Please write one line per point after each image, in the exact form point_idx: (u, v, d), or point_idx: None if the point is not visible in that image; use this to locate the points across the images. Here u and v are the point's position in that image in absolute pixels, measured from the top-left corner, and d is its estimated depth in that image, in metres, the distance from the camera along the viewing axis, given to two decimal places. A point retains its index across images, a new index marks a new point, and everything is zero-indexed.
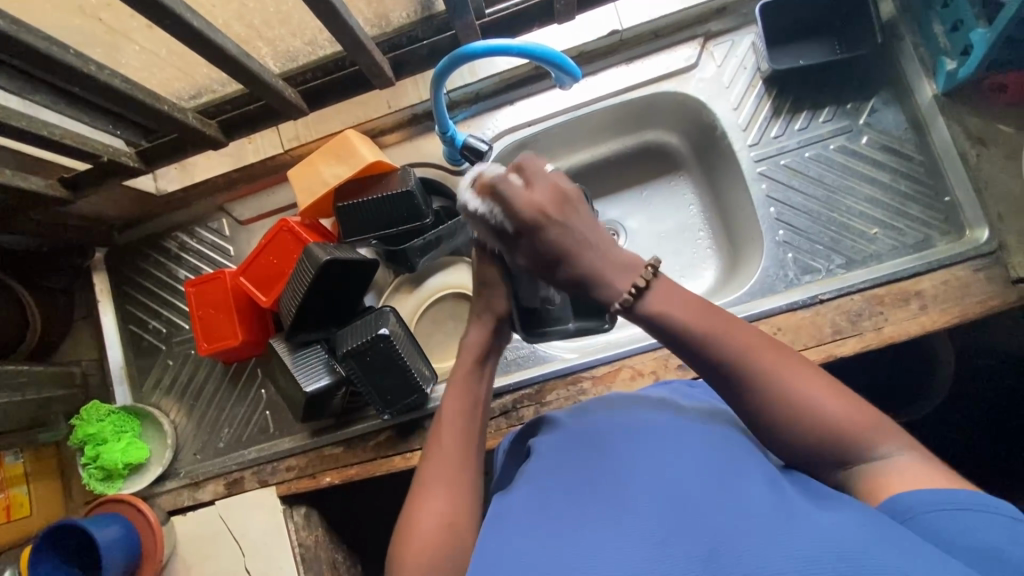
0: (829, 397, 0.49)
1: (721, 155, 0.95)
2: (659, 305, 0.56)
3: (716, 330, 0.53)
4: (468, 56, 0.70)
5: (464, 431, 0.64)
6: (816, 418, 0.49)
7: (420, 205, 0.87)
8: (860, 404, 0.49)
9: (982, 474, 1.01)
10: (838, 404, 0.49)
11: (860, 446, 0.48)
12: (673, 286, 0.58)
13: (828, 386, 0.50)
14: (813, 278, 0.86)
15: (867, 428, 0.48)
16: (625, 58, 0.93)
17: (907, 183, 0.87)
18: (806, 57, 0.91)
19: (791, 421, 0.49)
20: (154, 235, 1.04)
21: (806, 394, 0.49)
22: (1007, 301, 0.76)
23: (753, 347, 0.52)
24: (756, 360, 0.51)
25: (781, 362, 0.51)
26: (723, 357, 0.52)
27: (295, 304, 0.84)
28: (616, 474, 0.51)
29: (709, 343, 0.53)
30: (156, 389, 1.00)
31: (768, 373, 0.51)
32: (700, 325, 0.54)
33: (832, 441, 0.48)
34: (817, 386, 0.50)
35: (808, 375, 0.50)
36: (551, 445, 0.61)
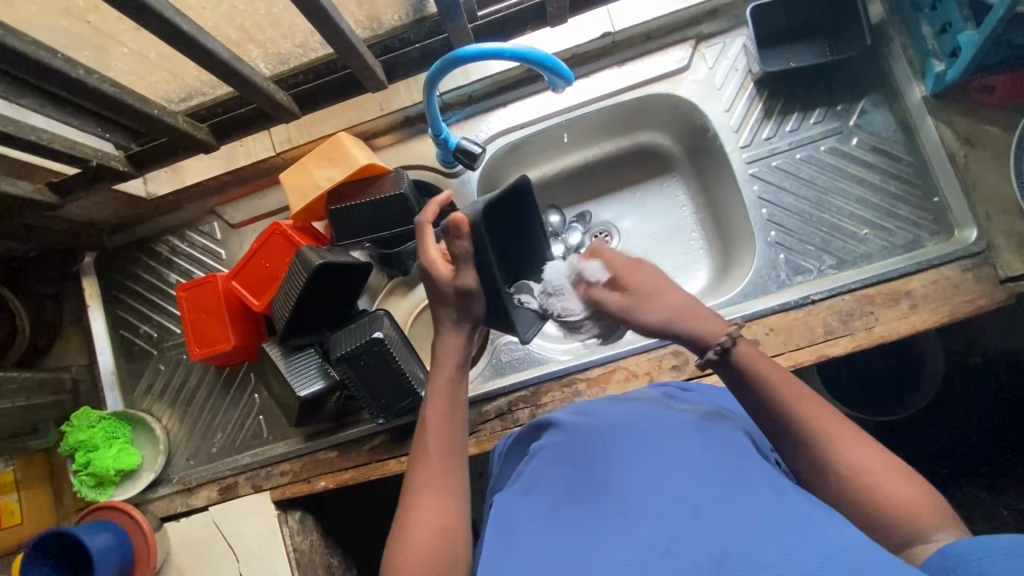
0: (888, 476, 0.49)
1: (713, 157, 0.96)
2: (749, 364, 0.57)
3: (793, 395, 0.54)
4: (460, 59, 0.70)
5: (449, 435, 0.61)
6: (871, 488, 0.49)
7: (413, 207, 0.87)
8: (917, 481, 0.49)
9: (971, 471, 1.02)
10: (901, 484, 0.49)
11: (909, 519, 0.47)
12: (755, 354, 0.58)
13: (877, 454, 0.50)
14: (804, 278, 0.87)
15: (924, 508, 0.47)
16: (618, 60, 0.93)
17: (897, 184, 0.88)
18: (796, 59, 0.91)
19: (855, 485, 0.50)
20: (145, 239, 1.03)
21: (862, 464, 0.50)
22: (995, 300, 0.77)
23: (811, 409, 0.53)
24: (821, 424, 0.52)
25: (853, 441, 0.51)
26: (794, 417, 0.53)
27: (288, 308, 0.84)
28: (614, 481, 0.51)
29: (783, 408, 0.54)
30: (148, 395, 1.00)
31: (825, 440, 0.52)
32: (781, 387, 0.54)
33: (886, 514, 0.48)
34: (874, 455, 0.50)
35: (865, 449, 0.51)
36: (548, 453, 0.61)
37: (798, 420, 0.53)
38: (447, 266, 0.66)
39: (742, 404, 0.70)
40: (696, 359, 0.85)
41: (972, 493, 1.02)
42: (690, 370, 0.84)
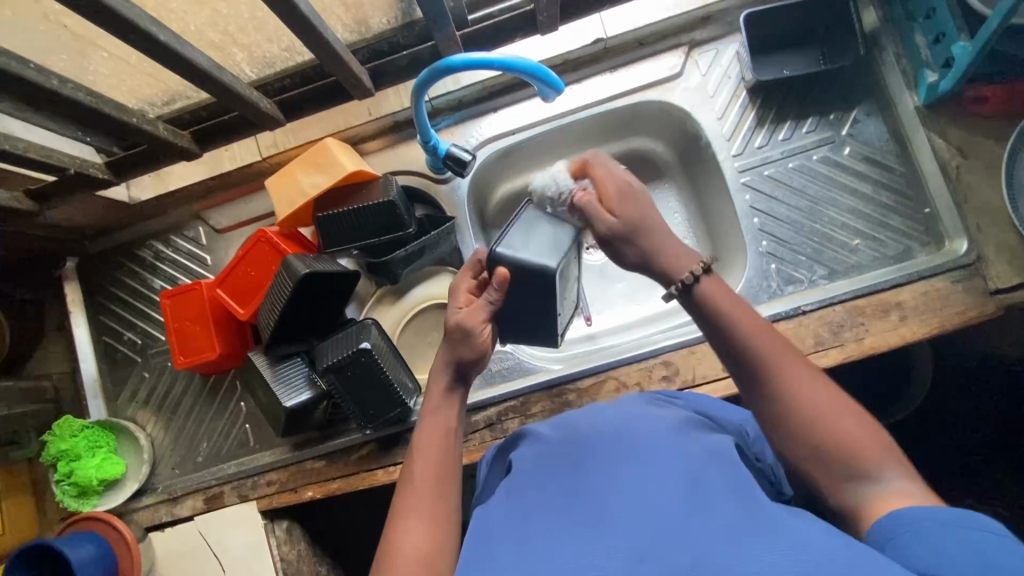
0: (846, 418, 0.51)
1: (705, 165, 0.95)
2: (716, 297, 0.56)
3: (756, 332, 0.55)
4: (448, 68, 0.69)
5: (441, 448, 0.61)
6: (827, 425, 0.50)
7: (402, 214, 0.86)
8: (874, 428, 0.51)
9: (959, 479, 1.03)
10: (852, 425, 0.50)
11: (863, 462, 0.49)
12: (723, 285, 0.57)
13: (832, 398, 0.52)
14: (795, 288, 0.87)
15: (876, 450, 0.49)
16: (611, 65, 0.92)
17: (888, 194, 0.87)
18: (790, 66, 0.91)
19: (802, 425, 0.51)
20: (129, 244, 1.01)
21: (814, 397, 0.52)
22: (985, 313, 0.77)
23: (771, 349, 0.54)
24: (780, 359, 0.53)
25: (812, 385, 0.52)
26: (746, 356, 0.54)
27: (274, 318, 0.82)
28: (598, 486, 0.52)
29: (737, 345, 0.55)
30: (132, 402, 0.98)
31: (780, 380, 0.53)
32: (740, 320, 0.55)
33: (839, 455, 0.49)
34: (831, 400, 0.52)
35: (823, 388, 0.52)
36: (534, 456, 0.61)
37: (751, 348, 0.54)
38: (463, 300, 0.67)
39: (731, 412, 0.70)
40: (686, 370, 0.85)
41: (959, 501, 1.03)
42: (680, 380, 0.84)
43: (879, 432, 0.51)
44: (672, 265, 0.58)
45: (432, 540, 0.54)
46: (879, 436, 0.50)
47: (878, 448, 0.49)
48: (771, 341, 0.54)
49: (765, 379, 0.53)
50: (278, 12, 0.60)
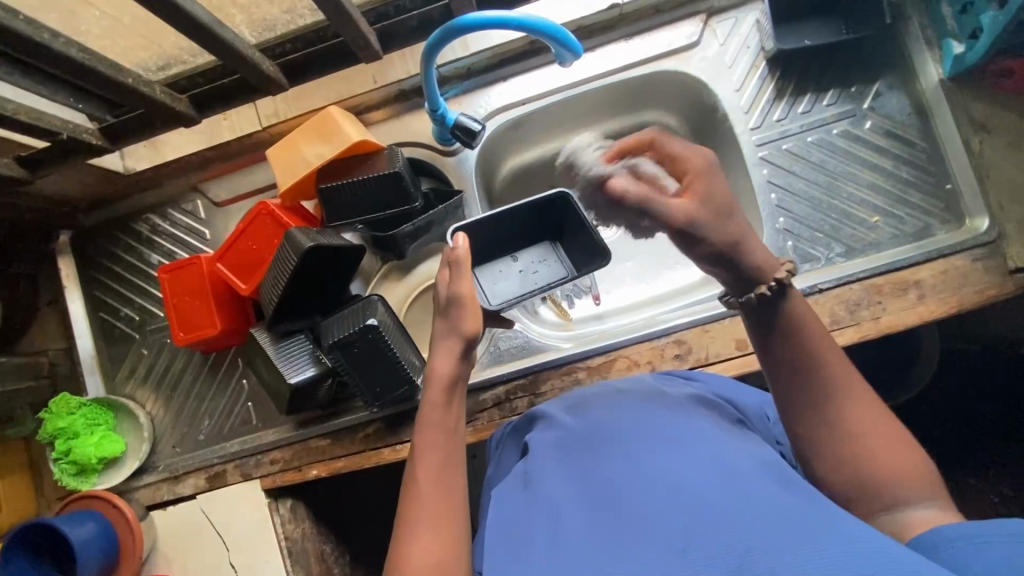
0: (888, 446, 0.50)
1: (721, 138, 0.92)
2: (791, 310, 0.55)
3: (839, 367, 0.54)
4: (461, 28, 0.64)
5: (446, 416, 0.61)
6: (876, 459, 0.50)
7: (409, 187, 0.83)
8: (915, 457, 0.50)
9: (960, 461, 1.04)
10: (899, 459, 0.50)
11: (894, 490, 0.49)
12: (794, 302, 0.56)
13: (891, 433, 0.51)
14: (812, 266, 0.85)
15: (917, 480, 0.49)
16: (626, 34, 0.88)
17: (909, 170, 0.85)
18: (812, 36, 0.86)
19: (850, 456, 0.51)
20: (125, 217, 0.98)
21: (874, 427, 0.51)
22: (1005, 292, 0.76)
23: (832, 365, 0.54)
24: (845, 386, 0.53)
25: (862, 407, 0.52)
26: (806, 364, 0.54)
27: (276, 293, 0.80)
28: (624, 480, 0.48)
29: (803, 358, 0.54)
30: (130, 380, 0.96)
31: (828, 396, 0.53)
32: (806, 333, 0.55)
33: (872, 482, 0.50)
34: (880, 428, 0.51)
35: (870, 412, 0.52)
36: (553, 443, 0.58)
37: (812, 359, 0.54)
38: (447, 273, 0.67)
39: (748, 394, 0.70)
40: (699, 348, 0.84)
41: (964, 481, 1.03)
42: (693, 359, 0.83)
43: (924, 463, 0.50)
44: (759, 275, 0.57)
45: (444, 540, 0.52)
46: (921, 466, 0.50)
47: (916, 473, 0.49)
48: (838, 363, 0.54)
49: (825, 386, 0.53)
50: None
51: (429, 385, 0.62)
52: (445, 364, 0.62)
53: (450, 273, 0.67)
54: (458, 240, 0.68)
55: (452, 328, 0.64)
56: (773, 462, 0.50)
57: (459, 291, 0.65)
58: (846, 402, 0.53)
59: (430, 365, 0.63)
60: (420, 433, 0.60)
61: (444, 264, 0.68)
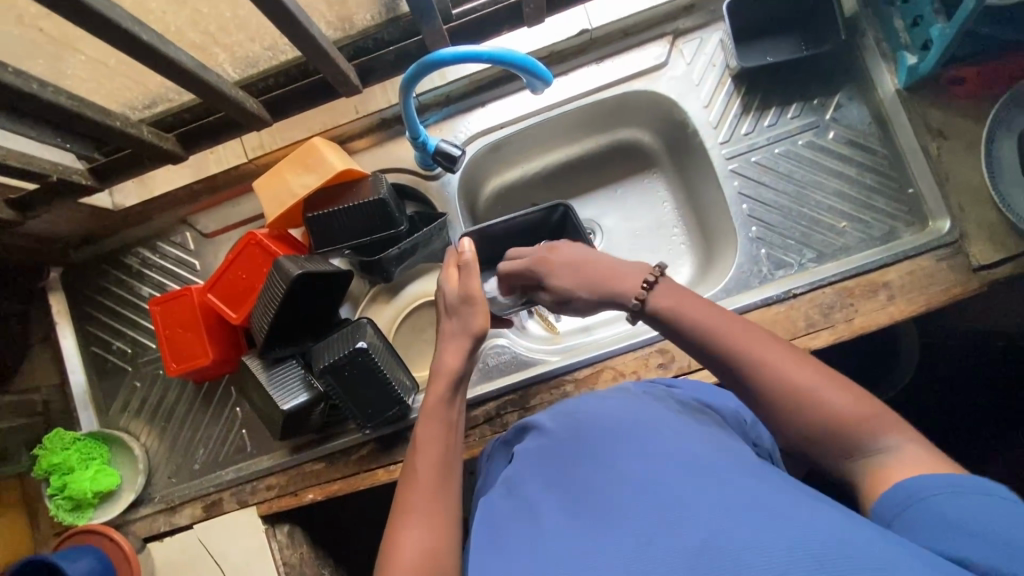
0: (832, 392, 0.51)
1: (693, 152, 0.96)
2: (667, 301, 0.60)
3: (730, 326, 0.57)
4: (436, 63, 0.67)
5: (444, 415, 0.65)
6: (826, 411, 0.51)
7: (393, 212, 0.86)
8: (861, 396, 0.51)
9: (943, 454, 1.07)
10: (835, 394, 0.51)
11: (860, 437, 0.49)
12: (678, 288, 0.61)
13: (828, 379, 0.52)
14: (785, 272, 0.88)
15: (866, 413, 0.50)
16: (597, 57, 0.92)
17: (873, 176, 0.89)
18: (773, 53, 0.91)
19: (802, 416, 0.52)
20: (115, 251, 0.99)
21: (798, 376, 0.53)
22: (969, 289, 0.80)
23: (745, 339, 0.56)
24: (762, 353, 0.55)
25: (788, 363, 0.54)
26: (714, 344, 0.57)
27: (267, 322, 0.82)
28: (601, 482, 0.51)
29: (711, 338, 0.57)
30: (124, 413, 0.97)
31: (758, 363, 0.54)
32: (704, 319, 0.58)
33: (832, 433, 0.50)
34: (822, 380, 0.52)
35: (805, 368, 0.53)
36: (536, 451, 0.61)
37: (717, 336, 0.57)
38: (454, 277, 0.72)
39: (729, 397, 0.72)
40: (682, 357, 0.86)
41: None
42: (676, 367, 0.85)
43: (866, 398, 0.51)
44: (628, 285, 0.62)
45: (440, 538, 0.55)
46: (867, 403, 0.51)
47: (870, 412, 0.50)
48: (745, 331, 0.56)
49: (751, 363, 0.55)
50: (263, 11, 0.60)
51: (435, 379, 0.67)
52: (452, 365, 0.67)
53: (459, 276, 0.71)
54: (464, 243, 0.73)
55: (464, 328, 0.69)
56: (743, 457, 0.52)
57: (471, 291, 0.69)
58: (760, 352, 0.54)
59: (437, 360, 0.68)
60: (418, 439, 0.64)
61: (451, 266, 0.73)
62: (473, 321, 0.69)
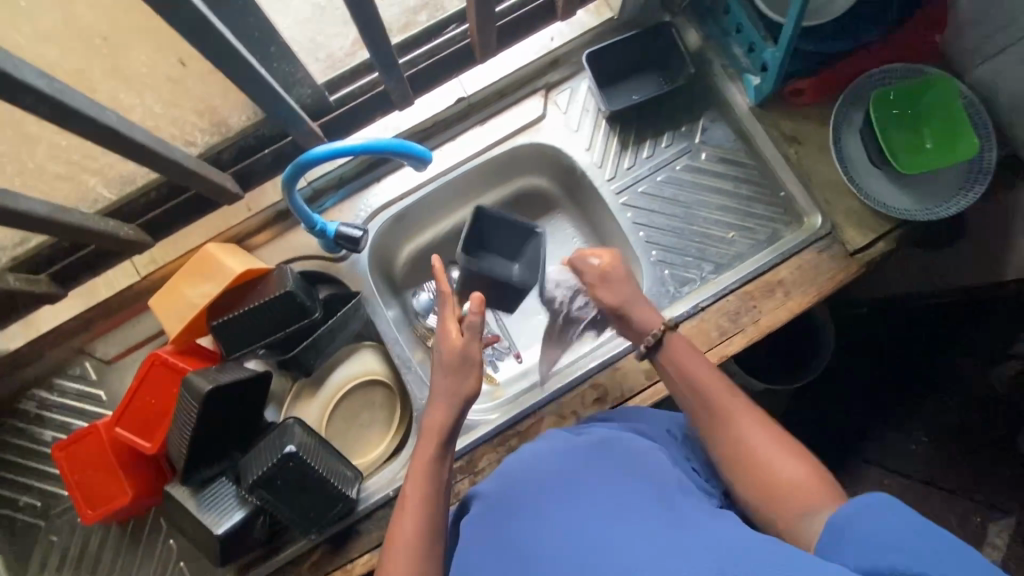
0: (787, 457, 0.62)
1: (586, 191, 1.01)
2: (670, 358, 0.74)
3: (710, 382, 0.70)
4: (310, 162, 0.68)
5: (432, 478, 0.67)
6: (778, 471, 0.61)
7: (305, 302, 0.84)
8: (815, 471, 0.61)
9: (871, 417, 1.15)
10: (792, 465, 0.61)
11: (803, 501, 0.59)
12: (682, 343, 0.75)
13: (787, 448, 0.63)
14: (691, 288, 0.93)
15: (815, 487, 0.59)
16: (479, 119, 0.96)
17: (748, 187, 0.96)
18: (638, 91, 0.99)
19: (755, 474, 0.63)
20: (6, 399, 0.91)
21: (763, 445, 0.64)
22: (849, 273, 0.88)
23: (720, 394, 0.68)
24: (729, 410, 0.67)
25: (753, 425, 0.65)
26: (698, 392, 0.70)
27: (185, 445, 0.77)
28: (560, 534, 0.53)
29: (694, 386, 0.70)
30: (43, 574, 0.88)
31: (727, 420, 0.66)
32: (694, 372, 0.71)
33: (781, 494, 0.60)
34: (780, 446, 0.63)
35: (765, 431, 0.65)
36: (492, 510, 0.62)
37: (698, 384, 0.70)
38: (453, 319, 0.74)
39: (657, 418, 0.75)
40: (615, 387, 0.88)
41: (880, 434, 1.14)
42: (612, 399, 0.88)
43: (815, 469, 0.62)
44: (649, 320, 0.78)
45: None
46: (816, 472, 0.61)
47: (813, 479, 0.60)
48: (723, 388, 0.69)
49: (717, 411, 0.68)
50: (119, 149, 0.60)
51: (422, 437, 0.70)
52: (439, 422, 0.70)
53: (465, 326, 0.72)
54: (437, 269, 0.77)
55: (455, 389, 0.72)
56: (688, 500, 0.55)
57: (473, 321, 0.72)
58: (732, 412, 0.67)
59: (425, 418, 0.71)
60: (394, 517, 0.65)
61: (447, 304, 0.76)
62: (472, 372, 0.73)
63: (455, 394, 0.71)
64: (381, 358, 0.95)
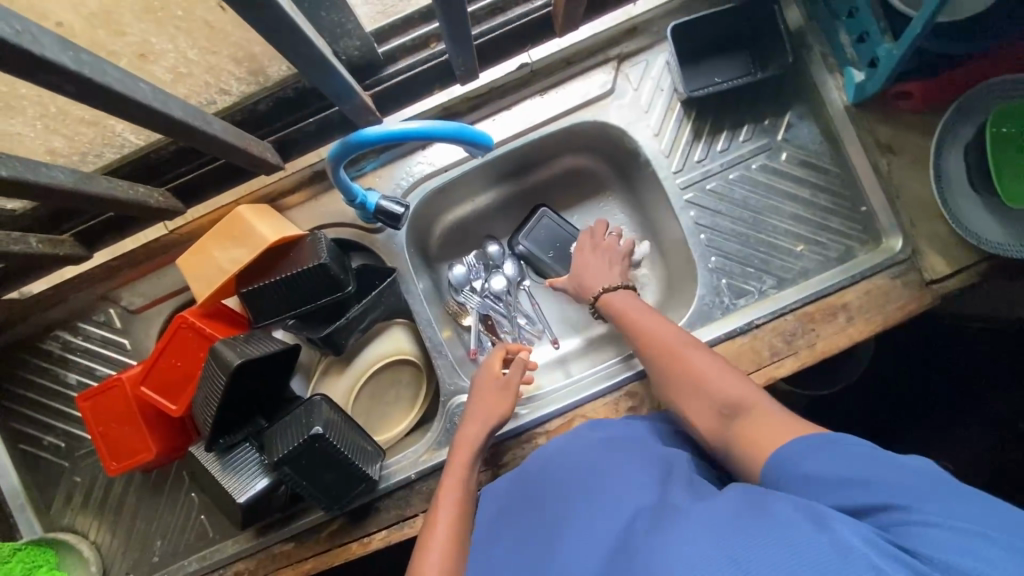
0: (708, 365, 0.68)
1: (646, 180, 0.92)
2: (619, 305, 0.80)
3: (644, 324, 0.75)
4: (361, 142, 0.61)
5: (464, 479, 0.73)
6: (707, 387, 0.67)
7: (339, 277, 0.80)
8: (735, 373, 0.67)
9: (901, 439, 1.12)
10: (716, 370, 0.67)
11: (732, 410, 0.63)
12: (629, 297, 0.81)
13: (715, 361, 0.69)
14: (746, 301, 0.86)
15: (746, 391, 0.64)
16: (540, 88, 0.87)
17: (827, 196, 0.87)
18: (721, 73, 0.88)
19: (686, 398, 0.69)
20: (30, 338, 0.90)
21: (702, 365, 0.68)
22: (923, 305, 0.81)
23: (649, 329, 0.75)
24: (660, 343, 0.73)
25: (687, 351, 0.71)
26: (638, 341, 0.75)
27: (211, 415, 0.76)
28: (560, 530, 0.56)
29: (634, 334, 0.76)
30: (68, 508, 0.90)
31: (658, 354, 0.73)
32: (638, 319, 0.77)
33: (712, 408, 0.66)
34: (707, 360, 0.69)
35: (691, 350, 0.70)
36: (505, 503, 0.66)
37: (637, 331, 0.76)
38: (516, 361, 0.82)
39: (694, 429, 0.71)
40: (651, 397, 0.84)
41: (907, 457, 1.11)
42: (647, 409, 0.84)
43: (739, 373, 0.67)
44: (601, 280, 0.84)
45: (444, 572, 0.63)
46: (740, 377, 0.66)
47: (736, 384, 0.65)
48: (656, 322, 0.75)
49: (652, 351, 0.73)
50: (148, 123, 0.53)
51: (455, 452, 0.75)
52: (470, 442, 0.76)
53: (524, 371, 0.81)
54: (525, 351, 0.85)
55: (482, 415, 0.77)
56: (684, 481, 0.57)
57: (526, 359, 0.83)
58: (665, 344, 0.72)
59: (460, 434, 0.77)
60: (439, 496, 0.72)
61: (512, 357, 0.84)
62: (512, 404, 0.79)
63: (487, 417, 0.77)
64: (412, 337, 0.91)
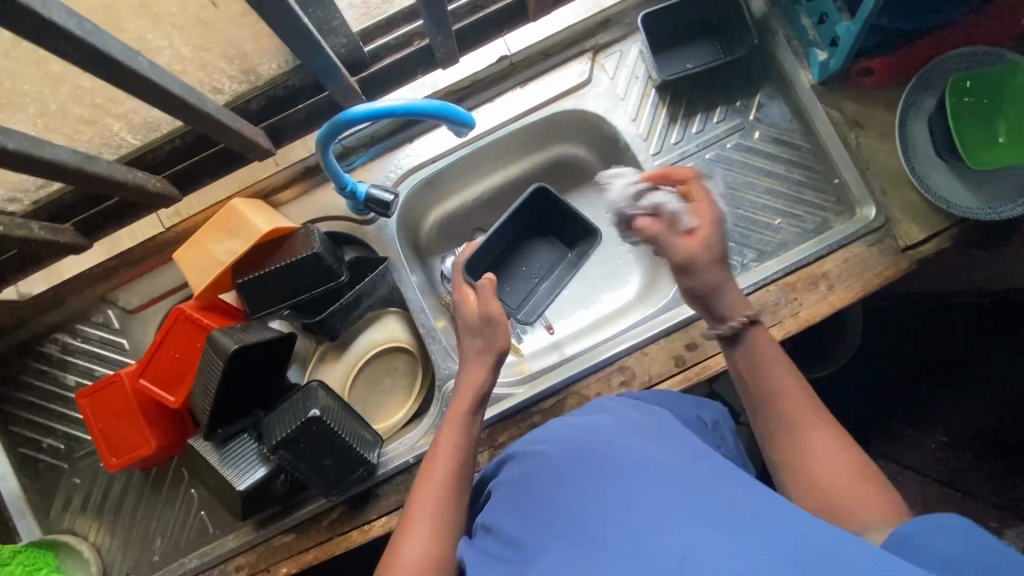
0: (840, 451, 0.57)
1: (628, 165, 0.96)
2: (746, 344, 0.65)
3: (774, 370, 0.63)
4: (347, 121, 0.64)
5: (462, 430, 0.71)
6: (831, 474, 0.56)
7: (331, 265, 0.82)
8: (874, 480, 0.55)
9: (894, 414, 1.13)
10: (850, 467, 0.56)
11: (847, 510, 0.53)
12: (761, 332, 0.65)
13: (846, 447, 0.57)
14: (729, 275, 0.89)
15: (872, 503, 0.53)
16: (520, 81, 0.91)
17: (801, 171, 0.91)
18: (692, 60, 0.93)
19: (796, 467, 0.58)
20: (30, 342, 0.91)
21: (822, 443, 0.58)
22: (900, 270, 0.83)
23: (780, 380, 0.62)
24: (788, 402, 0.61)
25: (815, 426, 0.59)
26: (765, 380, 0.63)
27: (209, 402, 0.77)
28: (582, 497, 0.48)
29: (760, 375, 0.63)
30: (66, 512, 0.90)
31: (782, 410, 0.61)
32: (765, 363, 0.63)
33: (823, 493, 0.55)
34: (842, 447, 0.57)
35: (826, 427, 0.59)
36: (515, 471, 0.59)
37: (765, 371, 0.63)
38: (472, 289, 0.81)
39: (688, 404, 0.73)
40: (642, 371, 0.86)
41: (901, 432, 1.12)
42: (638, 383, 0.86)
43: (876, 477, 0.55)
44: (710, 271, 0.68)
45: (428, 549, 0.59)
46: (879, 485, 0.54)
47: (867, 489, 0.54)
48: (785, 372, 0.63)
49: (777, 400, 0.62)
50: (144, 97, 0.57)
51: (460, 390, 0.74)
52: (476, 381, 0.75)
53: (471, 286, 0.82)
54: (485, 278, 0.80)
55: (488, 345, 0.76)
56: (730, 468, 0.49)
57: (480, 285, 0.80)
58: (795, 406, 0.60)
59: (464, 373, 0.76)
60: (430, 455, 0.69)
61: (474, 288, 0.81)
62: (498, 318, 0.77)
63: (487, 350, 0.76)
64: (406, 326, 0.93)
